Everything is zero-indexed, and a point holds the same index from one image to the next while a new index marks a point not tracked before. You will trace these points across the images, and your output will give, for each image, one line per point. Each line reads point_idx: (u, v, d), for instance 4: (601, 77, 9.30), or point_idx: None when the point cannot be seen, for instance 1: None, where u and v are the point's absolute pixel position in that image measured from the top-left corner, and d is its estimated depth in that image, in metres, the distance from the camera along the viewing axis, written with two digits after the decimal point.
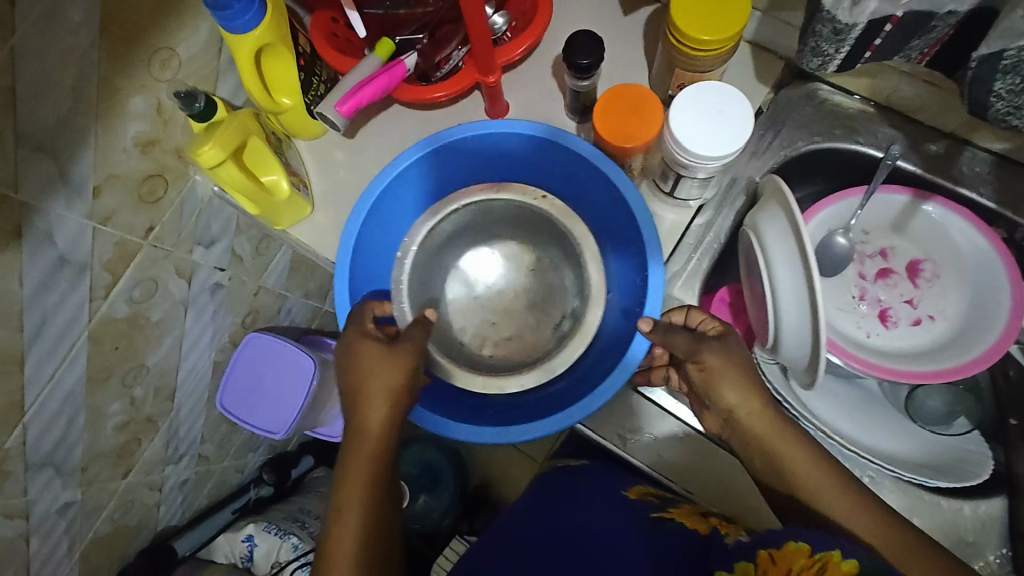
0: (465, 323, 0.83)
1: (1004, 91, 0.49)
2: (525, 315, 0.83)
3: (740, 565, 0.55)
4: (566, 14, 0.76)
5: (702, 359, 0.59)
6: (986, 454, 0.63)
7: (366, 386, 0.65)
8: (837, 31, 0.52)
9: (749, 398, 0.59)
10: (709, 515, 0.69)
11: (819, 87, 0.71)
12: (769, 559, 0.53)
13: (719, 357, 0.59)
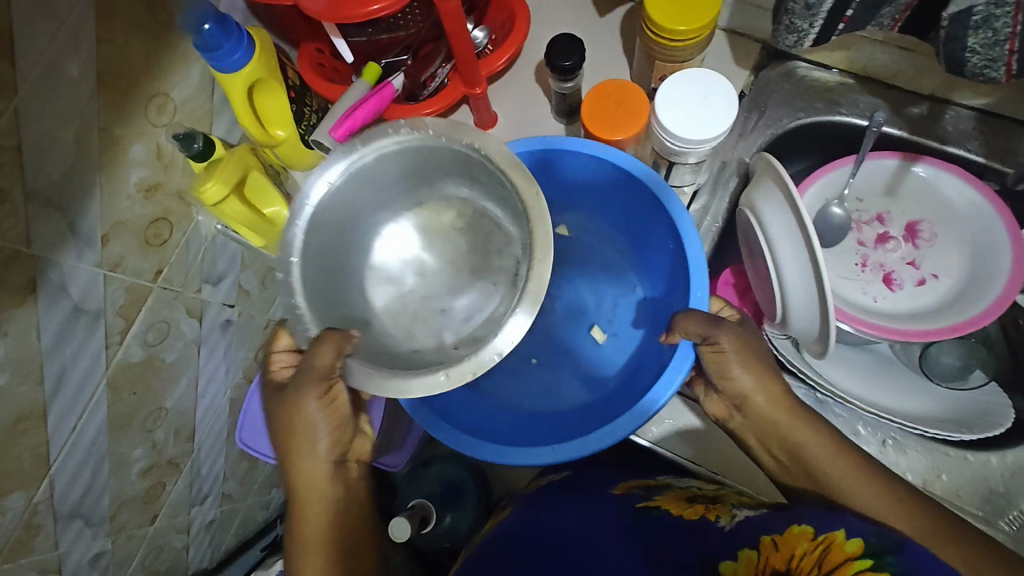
0: (406, 324, 0.72)
1: (978, 45, 0.51)
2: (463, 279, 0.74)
3: (747, 553, 0.56)
4: (543, 21, 0.78)
5: (720, 341, 0.61)
6: (1007, 404, 0.63)
7: (293, 429, 0.66)
8: (808, 6, 0.54)
9: (765, 385, 0.62)
10: (695, 499, 0.68)
11: (797, 64, 0.73)
12: (773, 542, 0.55)
13: (737, 338, 0.61)
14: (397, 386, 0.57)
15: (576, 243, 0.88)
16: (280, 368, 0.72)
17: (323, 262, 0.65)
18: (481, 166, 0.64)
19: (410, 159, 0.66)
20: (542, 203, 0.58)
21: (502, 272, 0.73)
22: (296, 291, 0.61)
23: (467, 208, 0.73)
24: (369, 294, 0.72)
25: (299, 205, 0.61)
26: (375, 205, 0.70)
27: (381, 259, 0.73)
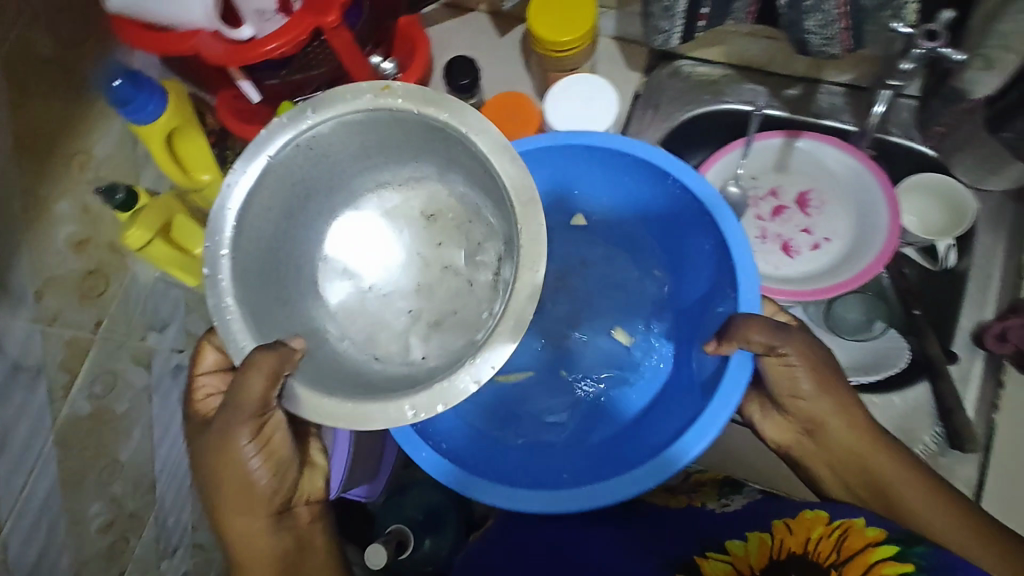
0: (363, 324, 0.65)
1: (815, 27, 0.56)
2: (447, 279, 0.66)
3: (755, 536, 0.59)
4: (448, 47, 0.83)
5: (786, 353, 0.57)
6: (902, 345, 0.71)
7: (222, 476, 0.58)
8: (667, 7, 0.60)
9: (830, 407, 0.59)
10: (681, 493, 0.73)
11: (682, 62, 0.79)
12: (788, 526, 0.57)
13: (801, 348, 0.57)
14: (351, 415, 0.52)
15: (591, 249, 0.82)
16: (207, 395, 0.64)
17: (256, 257, 0.58)
18: (461, 147, 0.57)
19: (373, 131, 0.59)
20: (537, 222, 0.52)
21: (483, 273, 0.65)
22: (225, 289, 0.54)
23: (442, 191, 0.65)
24: (320, 291, 0.65)
25: (230, 180, 0.54)
26: (330, 185, 0.62)
27: (331, 248, 0.65)
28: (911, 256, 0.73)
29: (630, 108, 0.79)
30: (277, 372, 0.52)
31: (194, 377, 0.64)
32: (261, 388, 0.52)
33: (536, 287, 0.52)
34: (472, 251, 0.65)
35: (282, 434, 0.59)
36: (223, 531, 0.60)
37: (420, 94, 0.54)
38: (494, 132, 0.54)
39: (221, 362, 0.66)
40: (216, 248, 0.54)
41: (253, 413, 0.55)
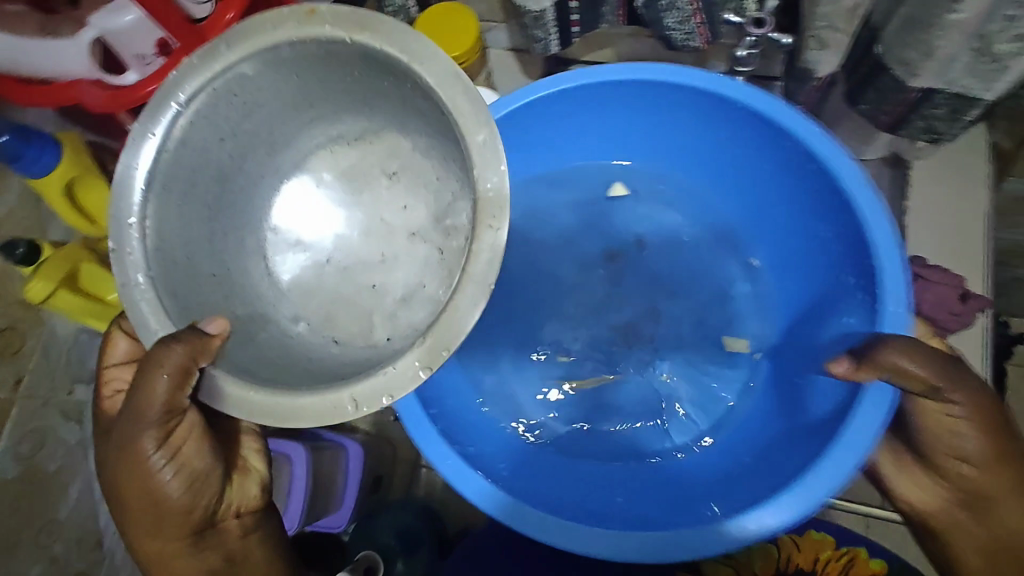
0: (320, 300, 0.62)
1: (674, 23, 0.59)
2: (411, 246, 0.62)
3: (760, 545, 0.74)
4: None
5: (955, 400, 0.51)
6: None
7: (130, 489, 0.53)
8: (536, 18, 0.63)
9: (999, 473, 0.51)
10: None
11: (575, 68, 0.79)
12: (794, 543, 0.74)
13: (975, 396, 0.51)
14: (277, 414, 0.49)
15: (659, 238, 0.79)
16: (112, 395, 0.61)
17: (181, 222, 0.54)
18: (409, 86, 0.53)
19: (304, 70, 0.55)
20: (495, 160, 0.48)
21: (449, 238, 0.60)
22: (136, 264, 0.51)
23: (403, 142, 0.62)
24: (269, 262, 0.62)
25: (146, 131, 0.51)
26: (270, 142, 0.60)
27: (279, 216, 0.63)
28: None
29: None
30: (184, 368, 0.49)
31: (104, 370, 0.62)
32: (165, 382, 0.49)
33: (496, 249, 0.47)
34: (443, 214, 0.61)
35: (196, 441, 0.55)
36: (139, 546, 0.56)
37: (350, 15, 0.50)
38: (444, 62, 0.49)
39: (134, 353, 0.63)
40: (123, 216, 0.51)
41: (157, 416, 0.51)
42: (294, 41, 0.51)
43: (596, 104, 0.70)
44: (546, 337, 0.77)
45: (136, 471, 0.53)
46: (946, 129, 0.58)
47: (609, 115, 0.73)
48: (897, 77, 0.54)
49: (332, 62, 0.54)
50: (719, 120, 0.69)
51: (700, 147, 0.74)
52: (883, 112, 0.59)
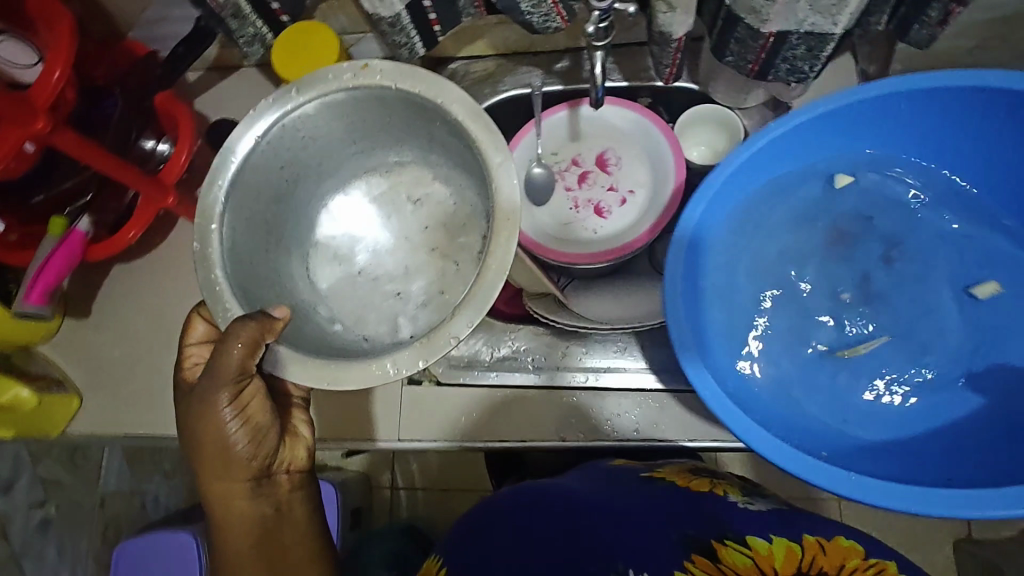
0: (353, 305, 0.67)
1: (530, 7, 0.58)
2: (432, 260, 0.69)
3: (780, 539, 0.52)
4: (229, 114, 0.82)
5: None
6: None
7: (201, 438, 0.55)
8: (392, 24, 0.60)
9: None
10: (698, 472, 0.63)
11: (453, 65, 0.80)
12: (820, 545, 0.51)
13: None
14: (329, 377, 0.54)
15: (870, 242, 0.64)
16: (194, 365, 0.60)
17: (247, 228, 0.60)
18: (440, 122, 0.59)
19: (358, 110, 0.61)
20: (511, 174, 0.54)
21: (465, 251, 0.67)
22: (214, 261, 0.56)
23: (426, 171, 0.70)
24: (312, 272, 0.67)
25: (224, 158, 0.57)
26: (317, 168, 0.66)
27: (322, 235, 0.69)
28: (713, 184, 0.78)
29: None
30: (254, 337, 0.52)
31: (185, 347, 0.60)
32: (239, 354, 0.53)
33: (509, 246, 0.52)
34: (455, 233, 0.69)
35: (262, 399, 0.56)
36: (204, 491, 0.56)
37: (397, 67, 0.57)
38: (467, 100, 0.56)
39: (211, 332, 0.61)
40: (205, 223, 0.56)
41: (233, 376, 0.53)
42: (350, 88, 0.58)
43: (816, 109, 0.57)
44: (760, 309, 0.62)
45: (208, 426, 0.54)
46: (809, 68, 0.58)
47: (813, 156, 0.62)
48: (751, 24, 0.55)
49: (386, 108, 0.61)
50: (934, 99, 0.57)
51: (923, 138, 0.60)
52: (748, 61, 0.59)
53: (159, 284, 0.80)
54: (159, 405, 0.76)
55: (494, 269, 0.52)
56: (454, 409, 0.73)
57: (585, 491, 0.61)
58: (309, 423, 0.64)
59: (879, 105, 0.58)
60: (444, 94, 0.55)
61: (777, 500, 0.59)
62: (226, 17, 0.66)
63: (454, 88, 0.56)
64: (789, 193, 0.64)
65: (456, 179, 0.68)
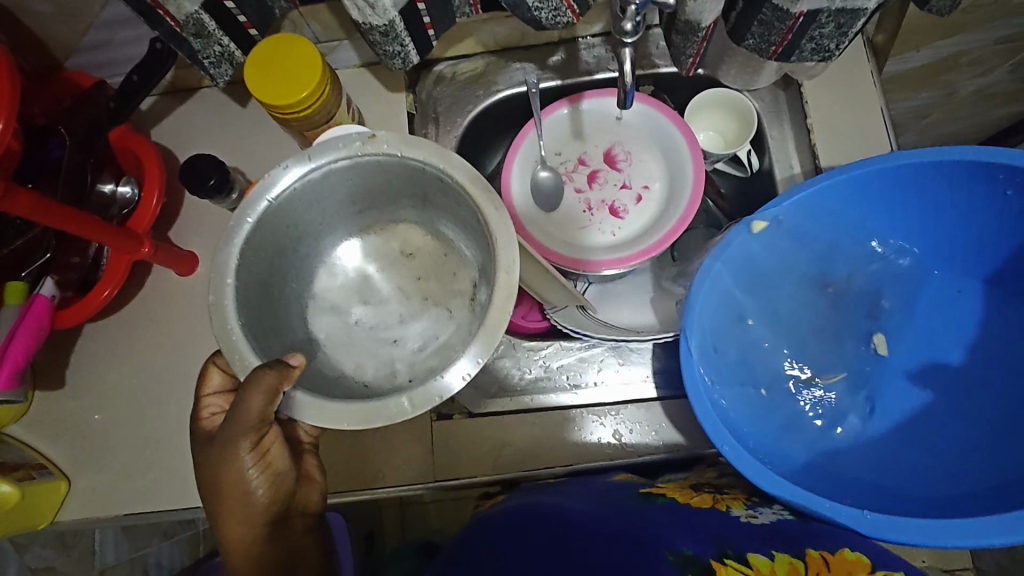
0: (350, 354, 0.64)
1: (537, 2, 0.54)
2: (431, 305, 0.66)
3: (782, 556, 0.50)
4: (193, 142, 0.74)
5: None
6: None
7: (219, 485, 0.51)
8: (385, 33, 0.54)
9: None
10: (698, 487, 0.62)
11: (440, 66, 0.74)
12: (824, 560, 0.50)
13: None
14: (354, 417, 0.49)
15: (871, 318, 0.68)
16: (211, 415, 0.56)
17: (255, 285, 0.57)
18: (436, 183, 0.58)
19: (361, 174, 0.59)
20: (509, 226, 0.52)
21: (458, 297, 0.65)
22: (228, 312, 0.52)
23: (417, 226, 0.67)
24: (309, 322, 0.64)
25: (241, 218, 0.54)
26: (318, 230, 0.63)
27: (320, 287, 0.66)
28: (723, 170, 0.75)
29: (410, 131, 0.74)
30: (274, 390, 0.48)
31: (200, 398, 0.57)
32: (260, 407, 0.48)
33: (513, 285, 0.50)
34: (446, 281, 0.66)
35: (282, 445, 0.53)
36: (221, 540, 0.53)
37: (400, 136, 0.55)
38: (467, 163, 0.55)
39: (228, 383, 0.58)
40: (220, 276, 0.53)
41: (253, 425, 0.50)
42: (353, 157, 0.56)
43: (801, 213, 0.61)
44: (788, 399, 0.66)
45: (228, 477, 0.51)
46: (836, 45, 0.55)
47: (807, 256, 0.66)
48: (779, 5, 0.51)
49: (387, 177, 0.60)
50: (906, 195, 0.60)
51: (901, 232, 0.64)
52: (772, 43, 0.56)
53: (139, 341, 0.72)
54: (158, 476, 0.68)
55: (496, 321, 0.50)
56: (493, 440, 0.67)
57: (589, 508, 0.57)
58: (321, 466, 0.60)
59: (852, 199, 0.61)
60: (449, 165, 0.55)
61: (782, 514, 0.57)
62: (189, 36, 0.57)
63: (460, 158, 0.55)
64: (796, 286, 0.68)
65: (444, 235, 0.66)
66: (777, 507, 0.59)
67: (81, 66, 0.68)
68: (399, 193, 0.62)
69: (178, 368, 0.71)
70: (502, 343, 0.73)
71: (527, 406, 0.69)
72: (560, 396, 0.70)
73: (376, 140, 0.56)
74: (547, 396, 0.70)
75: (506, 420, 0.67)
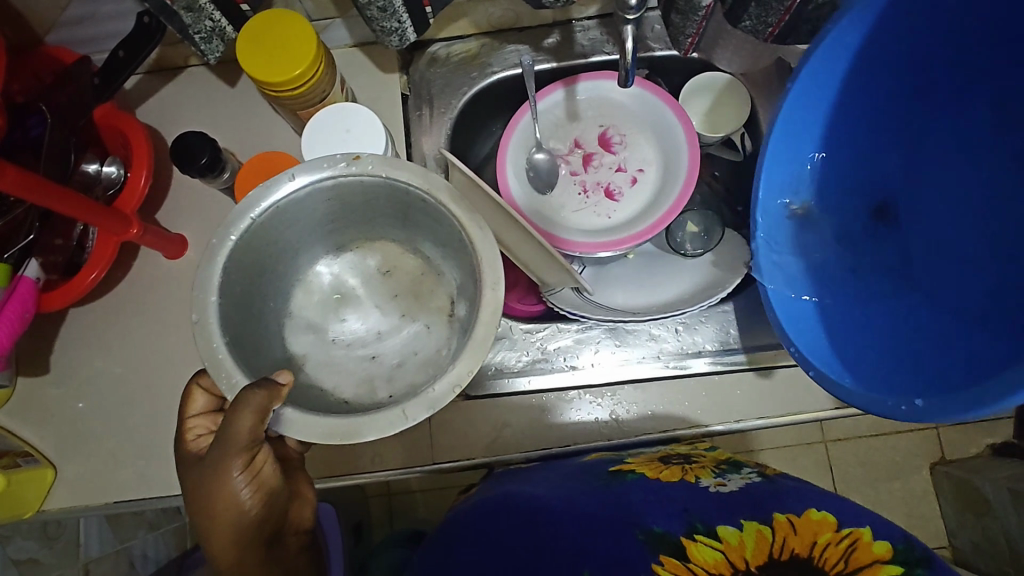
0: (330, 373, 0.64)
1: None
2: (409, 320, 0.67)
3: (751, 525, 0.49)
4: (181, 122, 0.72)
5: None
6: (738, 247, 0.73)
7: (210, 513, 0.49)
8: (382, 9, 0.54)
9: None
10: (667, 459, 0.62)
11: (434, 47, 0.73)
12: (790, 523, 0.49)
13: None
14: (344, 432, 0.49)
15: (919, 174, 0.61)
16: (197, 438, 0.55)
17: (237, 302, 0.56)
18: (419, 206, 0.57)
19: (344, 195, 0.58)
20: (491, 244, 0.52)
21: (436, 313, 0.66)
22: (213, 330, 0.51)
23: (396, 246, 0.67)
24: (286, 340, 0.64)
25: (223, 236, 0.53)
26: (295, 248, 0.62)
27: (297, 305, 0.66)
28: (715, 155, 0.76)
29: (404, 113, 0.73)
30: (263, 410, 0.47)
31: (184, 420, 0.55)
32: (250, 426, 0.47)
33: (498, 302, 0.51)
34: (424, 299, 0.67)
35: (275, 464, 0.51)
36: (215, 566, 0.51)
37: (384, 159, 0.55)
38: (454, 191, 0.54)
39: (212, 404, 0.56)
40: (203, 294, 0.52)
41: (245, 446, 0.48)
42: (335, 176, 0.55)
43: (843, 105, 0.59)
44: (890, 296, 0.60)
45: (222, 500, 0.48)
46: None
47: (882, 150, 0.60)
48: None
49: (367, 198, 0.59)
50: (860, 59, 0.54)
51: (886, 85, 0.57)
52: (769, 24, 0.57)
53: (124, 325, 0.70)
54: (145, 464, 0.67)
55: (484, 338, 0.50)
56: (492, 422, 0.68)
57: (567, 494, 0.57)
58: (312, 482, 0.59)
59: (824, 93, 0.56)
60: (436, 188, 0.54)
61: (750, 478, 0.57)
62: (179, 9, 0.56)
63: (448, 186, 0.54)
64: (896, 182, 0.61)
65: (424, 255, 0.66)
66: (746, 472, 0.59)
67: (62, 42, 0.66)
68: (382, 211, 0.62)
69: (166, 353, 0.69)
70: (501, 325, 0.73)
71: (515, 394, 0.68)
72: (555, 378, 0.70)
73: (359, 161, 0.55)
74: (540, 378, 0.70)
75: (502, 402, 0.68)
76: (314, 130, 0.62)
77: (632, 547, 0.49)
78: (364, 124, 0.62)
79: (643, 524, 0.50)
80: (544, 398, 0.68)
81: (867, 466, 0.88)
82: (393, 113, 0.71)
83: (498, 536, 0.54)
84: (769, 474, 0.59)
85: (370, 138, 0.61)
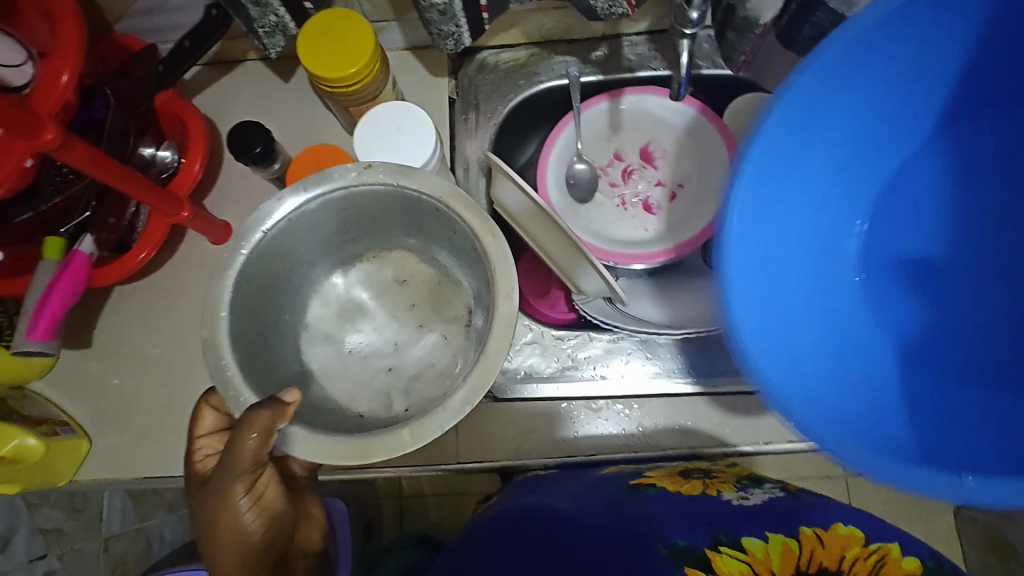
0: (344, 384, 0.65)
1: None
2: (428, 320, 0.68)
3: (776, 537, 0.48)
4: (236, 113, 0.74)
5: None
6: None
7: (213, 538, 0.49)
8: (443, 12, 0.55)
9: None
10: (689, 473, 0.61)
11: (484, 54, 0.75)
12: (817, 537, 0.48)
13: None
14: (358, 451, 0.49)
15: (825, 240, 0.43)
16: (204, 458, 0.56)
17: (252, 318, 0.57)
18: (432, 213, 0.58)
19: (358, 204, 0.59)
20: (507, 258, 0.52)
21: (453, 324, 0.67)
22: (221, 348, 0.51)
23: (412, 255, 0.68)
24: (303, 351, 0.65)
25: (235, 249, 0.54)
26: (310, 259, 0.63)
27: (314, 315, 0.67)
28: None
29: (450, 117, 0.75)
30: (268, 429, 0.48)
31: (194, 440, 0.56)
32: (253, 446, 0.48)
33: (513, 314, 0.51)
34: (441, 308, 0.68)
35: (278, 487, 0.52)
36: None
37: (398, 167, 0.56)
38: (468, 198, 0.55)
39: (220, 423, 0.58)
40: (215, 308, 0.52)
41: (248, 468, 0.49)
42: (348, 186, 0.56)
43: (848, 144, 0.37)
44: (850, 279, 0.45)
45: (224, 524, 0.49)
46: None
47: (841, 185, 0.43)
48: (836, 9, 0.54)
49: (383, 207, 0.60)
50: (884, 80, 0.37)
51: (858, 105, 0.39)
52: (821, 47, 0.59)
53: (165, 305, 0.72)
54: (175, 443, 0.68)
55: (501, 346, 0.50)
56: (519, 427, 0.68)
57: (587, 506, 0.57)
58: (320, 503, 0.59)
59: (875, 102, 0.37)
60: (448, 196, 0.55)
61: (773, 492, 0.57)
62: (248, 4, 0.59)
63: (462, 197, 0.55)
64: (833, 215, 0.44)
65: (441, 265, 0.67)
66: (768, 487, 0.58)
67: (131, 31, 0.69)
68: (398, 219, 0.63)
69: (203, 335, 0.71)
70: (531, 331, 0.73)
71: (542, 402, 0.68)
72: (583, 387, 0.70)
73: (372, 170, 0.56)
74: (567, 386, 0.70)
75: (524, 411, 0.68)
76: (368, 126, 0.63)
77: (654, 561, 0.48)
78: (414, 122, 0.63)
79: (665, 539, 0.50)
80: (573, 405, 0.68)
81: (894, 504, 0.85)
82: (439, 115, 0.73)
83: (519, 545, 0.54)
84: (792, 489, 0.58)
85: (421, 136, 0.63)
